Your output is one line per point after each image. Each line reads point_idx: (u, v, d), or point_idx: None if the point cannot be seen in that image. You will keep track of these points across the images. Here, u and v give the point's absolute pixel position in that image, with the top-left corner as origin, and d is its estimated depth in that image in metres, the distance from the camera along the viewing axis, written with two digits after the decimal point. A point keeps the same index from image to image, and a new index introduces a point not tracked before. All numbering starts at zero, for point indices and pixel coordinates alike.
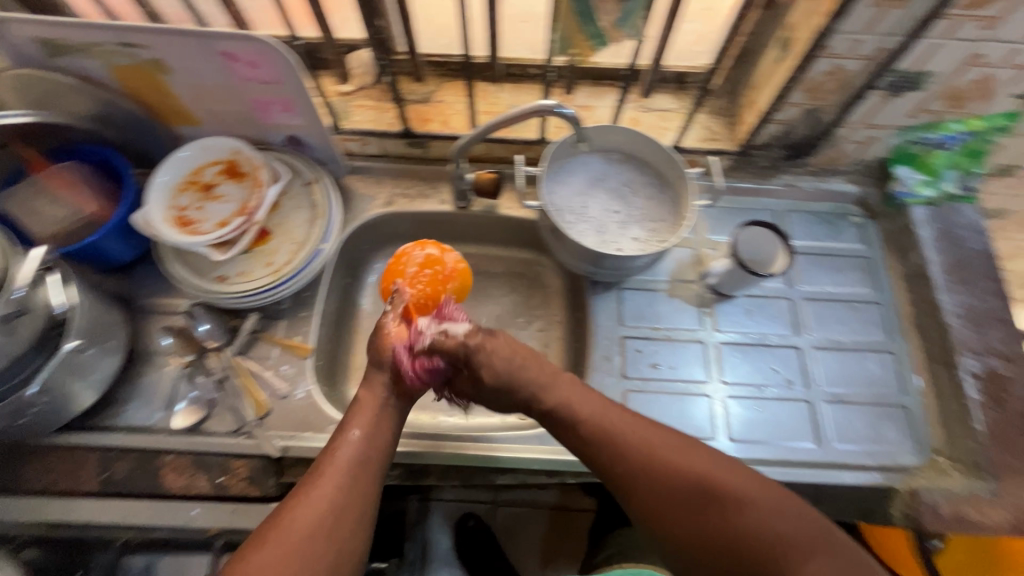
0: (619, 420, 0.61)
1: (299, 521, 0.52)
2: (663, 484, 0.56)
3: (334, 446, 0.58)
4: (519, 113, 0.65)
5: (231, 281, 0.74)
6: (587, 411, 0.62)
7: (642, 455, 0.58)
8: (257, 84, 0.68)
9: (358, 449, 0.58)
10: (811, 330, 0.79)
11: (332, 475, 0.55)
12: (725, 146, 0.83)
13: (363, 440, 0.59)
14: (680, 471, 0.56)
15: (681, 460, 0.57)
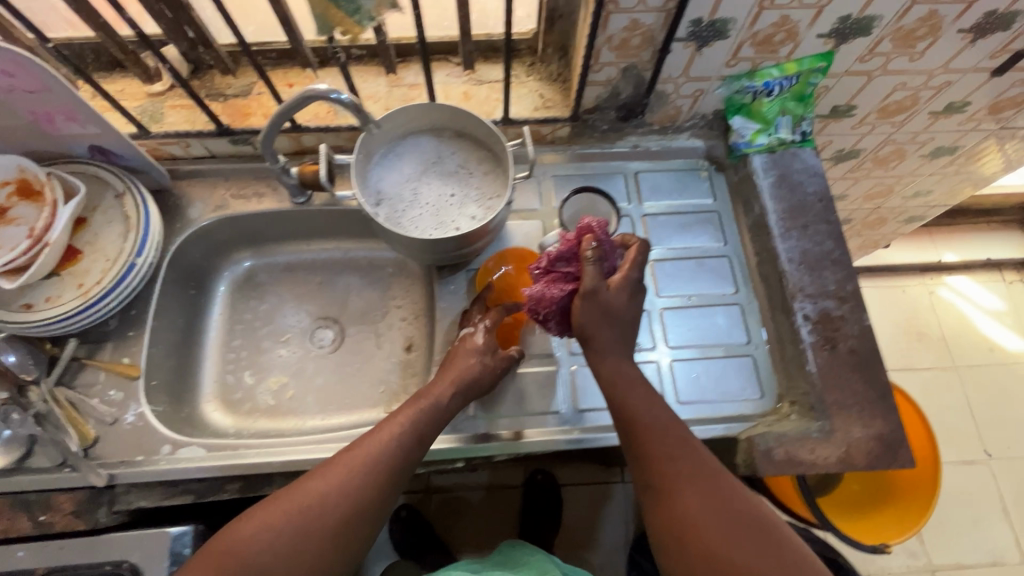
0: (673, 429, 0.59)
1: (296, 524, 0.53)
2: (681, 507, 0.54)
3: (367, 438, 0.58)
4: (296, 99, 0.63)
5: (38, 308, 0.69)
6: (652, 406, 0.60)
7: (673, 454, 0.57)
8: (24, 94, 0.63)
9: (387, 460, 0.57)
10: (661, 291, 0.79)
11: (348, 486, 0.55)
12: (559, 113, 0.81)
13: (397, 445, 0.58)
14: (705, 502, 0.54)
15: (714, 497, 0.54)
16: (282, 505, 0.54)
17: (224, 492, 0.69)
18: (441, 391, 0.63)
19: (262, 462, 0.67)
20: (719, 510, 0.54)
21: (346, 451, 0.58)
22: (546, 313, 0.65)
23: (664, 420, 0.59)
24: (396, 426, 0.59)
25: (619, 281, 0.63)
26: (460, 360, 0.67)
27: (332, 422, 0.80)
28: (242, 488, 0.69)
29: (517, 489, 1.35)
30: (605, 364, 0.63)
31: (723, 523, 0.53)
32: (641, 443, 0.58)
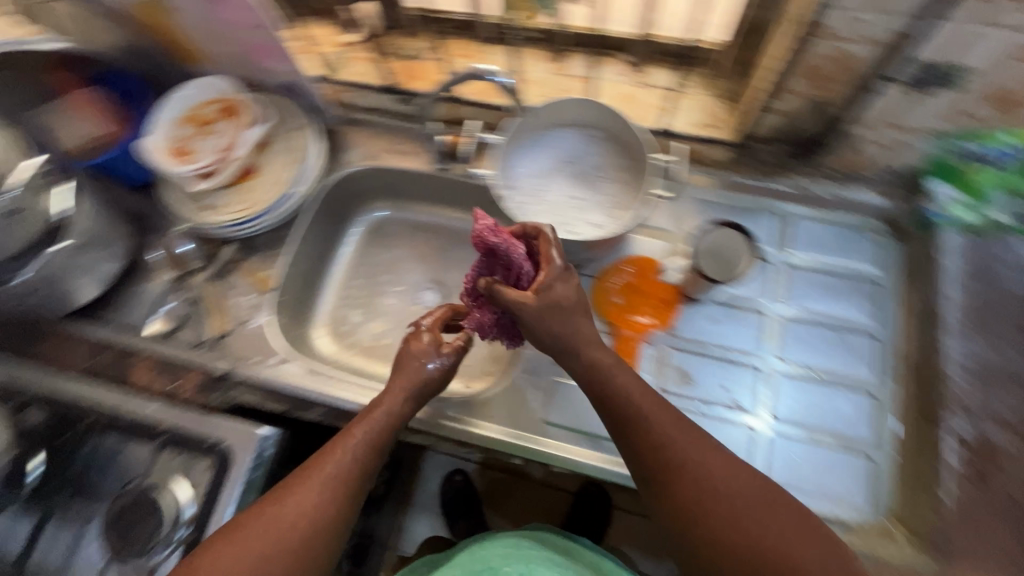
0: (663, 414, 0.56)
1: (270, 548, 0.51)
2: (688, 501, 0.52)
3: (325, 457, 0.58)
4: (459, 76, 0.67)
5: (216, 212, 0.81)
6: (636, 393, 0.58)
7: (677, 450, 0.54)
8: (247, 28, 0.72)
9: (351, 468, 0.57)
10: (784, 353, 0.70)
11: (317, 492, 0.55)
12: (722, 135, 0.75)
13: (360, 455, 0.58)
14: (716, 492, 0.52)
15: (721, 479, 0.52)
16: (246, 536, 0.52)
17: (308, 413, 0.75)
18: (390, 404, 0.62)
19: (349, 396, 0.74)
20: (730, 494, 0.52)
21: (303, 470, 0.57)
22: (496, 331, 0.69)
23: (652, 405, 0.57)
24: (351, 443, 0.59)
25: (542, 279, 0.59)
26: (408, 367, 0.65)
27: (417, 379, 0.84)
28: (324, 414, 0.75)
29: (567, 494, 1.34)
30: (585, 356, 0.60)
31: (735, 511, 0.51)
32: (634, 439, 0.56)
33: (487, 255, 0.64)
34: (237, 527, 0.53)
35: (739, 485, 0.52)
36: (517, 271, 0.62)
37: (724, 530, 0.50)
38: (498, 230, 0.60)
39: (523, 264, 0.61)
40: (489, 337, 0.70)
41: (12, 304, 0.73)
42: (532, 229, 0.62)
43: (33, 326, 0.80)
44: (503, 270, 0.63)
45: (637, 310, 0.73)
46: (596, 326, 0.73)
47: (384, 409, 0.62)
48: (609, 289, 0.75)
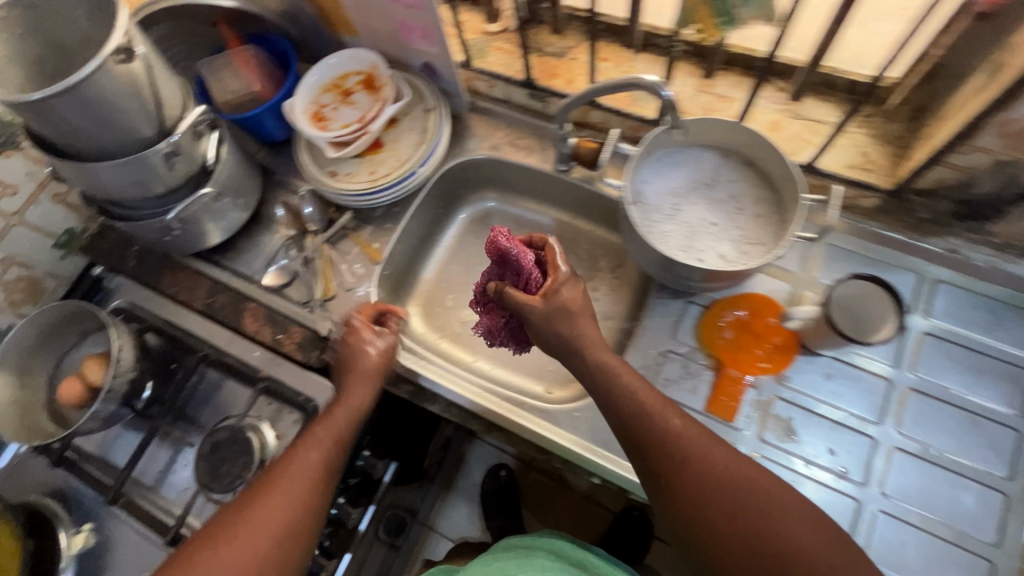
0: (668, 417, 0.60)
1: (266, 530, 0.59)
2: (692, 490, 0.56)
3: (299, 449, 0.64)
4: (618, 82, 0.60)
5: (339, 179, 0.83)
6: (642, 395, 0.62)
7: (682, 443, 0.58)
8: (404, 7, 0.74)
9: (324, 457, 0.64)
10: (903, 427, 0.65)
11: (297, 479, 0.62)
12: (876, 181, 0.69)
13: (329, 448, 0.65)
14: (719, 484, 0.56)
15: (722, 472, 0.57)
16: (241, 523, 0.59)
17: (397, 386, 0.77)
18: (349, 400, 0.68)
19: (439, 380, 0.75)
20: (733, 485, 0.56)
21: (280, 465, 0.63)
22: (505, 336, 0.74)
23: (656, 405, 0.61)
24: (317, 435, 0.65)
25: (551, 284, 0.66)
26: (365, 359, 0.71)
27: (500, 374, 0.85)
28: (412, 393, 0.77)
29: (609, 512, 1.31)
30: (600, 357, 0.65)
31: (736, 501, 0.55)
32: (640, 435, 0.60)
33: (497, 262, 0.69)
34: (228, 520, 0.59)
35: (741, 477, 0.56)
36: (526, 278, 0.68)
37: (724, 516, 0.55)
38: (514, 239, 0.67)
39: (533, 270, 0.68)
40: (498, 340, 0.76)
41: (156, 236, 0.81)
42: (540, 242, 0.70)
43: (164, 261, 0.87)
44: (514, 277, 0.69)
45: (749, 351, 0.69)
46: (699, 359, 0.70)
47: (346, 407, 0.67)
48: (720, 324, 0.71)
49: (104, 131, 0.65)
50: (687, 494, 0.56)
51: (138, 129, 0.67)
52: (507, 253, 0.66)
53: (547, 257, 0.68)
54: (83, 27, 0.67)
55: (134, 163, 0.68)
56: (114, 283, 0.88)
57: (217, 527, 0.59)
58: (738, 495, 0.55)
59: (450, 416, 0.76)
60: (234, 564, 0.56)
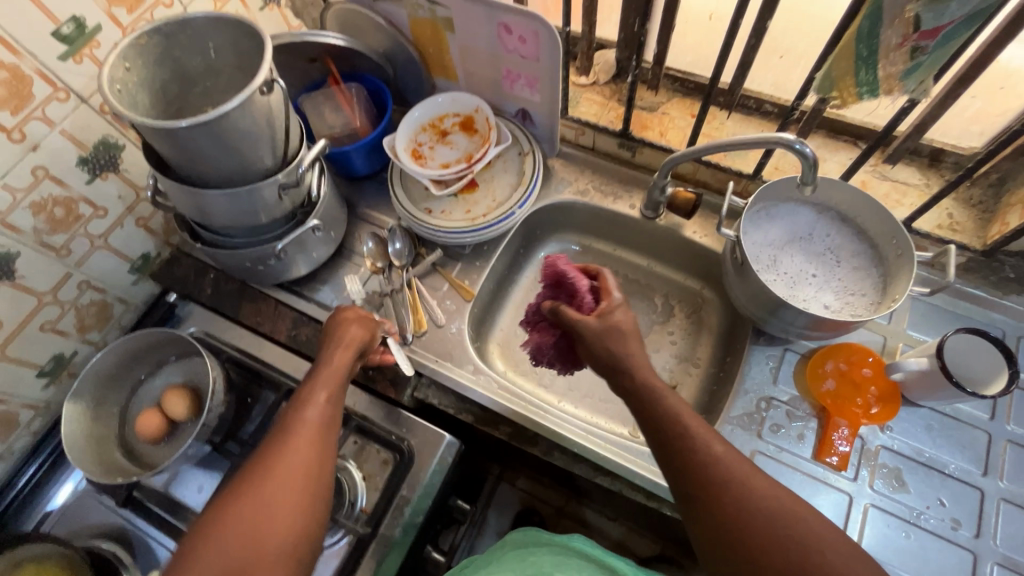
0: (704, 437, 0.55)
1: (281, 495, 0.52)
2: (728, 509, 0.51)
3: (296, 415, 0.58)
4: (755, 139, 0.64)
5: (435, 216, 0.84)
6: (684, 414, 0.56)
7: (721, 469, 0.52)
8: (517, 57, 0.78)
9: (322, 424, 0.58)
10: (1006, 478, 0.67)
11: (293, 459, 0.54)
12: (968, 241, 0.73)
13: (327, 410, 0.60)
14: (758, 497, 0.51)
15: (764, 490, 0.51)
16: (251, 489, 0.52)
17: (495, 430, 0.76)
18: (337, 360, 0.64)
19: (539, 421, 0.74)
20: (773, 507, 0.50)
21: (274, 438, 0.57)
22: (549, 357, 0.74)
23: (697, 428, 0.55)
24: (310, 395, 0.60)
25: (604, 305, 0.65)
26: (350, 327, 0.69)
27: (586, 416, 0.84)
28: (509, 433, 0.76)
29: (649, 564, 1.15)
30: (632, 379, 0.60)
31: (780, 520, 0.49)
32: (670, 446, 0.55)
33: (551, 286, 0.73)
34: (224, 501, 0.52)
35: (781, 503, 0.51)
36: (579, 302, 0.68)
37: (766, 535, 0.49)
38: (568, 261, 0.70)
39: (586, 294, 0.67)
40: (543, 362, 0.75)
41: (250, 264, 0.79)
42: (594, 270, 0.70)
43: (242, 291, 0.85)
44: (566, 299, 0.71)
45: (852, 401, 0.71)
46: (803, 408, 0.72)
47: (337, 362, 0.64)
48: (822, 373, 0.73)
49: (227, 159, 0.64)
50: (722, 511, 0.51)
51: (260, 159, 0.67)
52: (563, 276, 0.70)
53: (601, 283, 0.67)
54: (214, 57, 0.67)
55: (249, 192, 0.67)
56: (185, 311, 0.86)
57: (215, 514, 0.51)
58: (781, 515, 0.50)
59: (551, 460, 0.74)
60: (256, 529, 0.50)
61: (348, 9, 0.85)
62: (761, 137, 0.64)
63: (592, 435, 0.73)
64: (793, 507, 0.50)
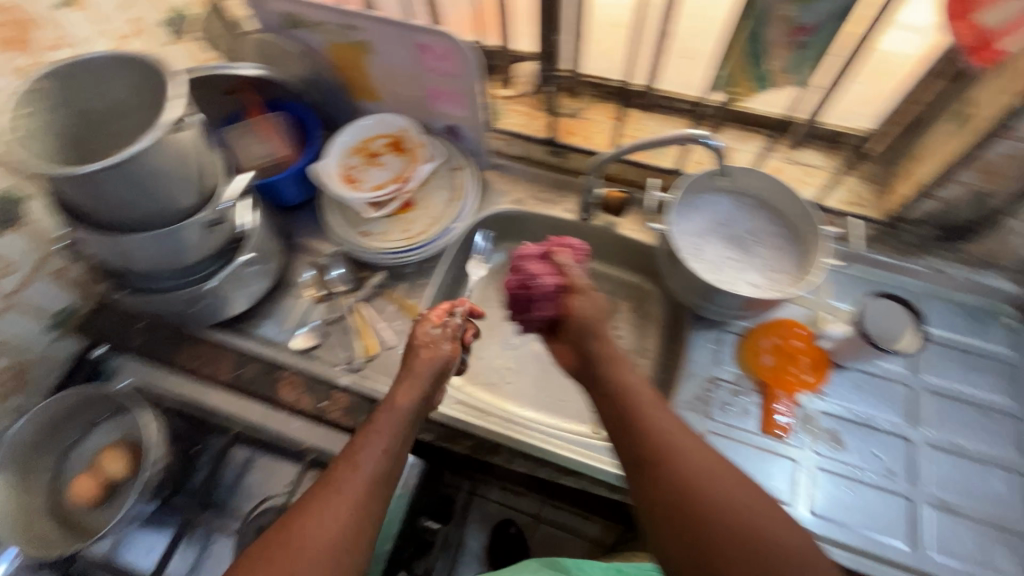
0: (660, 412, 0.56)
1: (320, 532, 0.49)
2: (679, 475, 0.49)
3: (356, 455, 0.55)
4: (664, 138, 0.68)
5: (373, 238, 0.84)
6: (638, 391, 0.58)
7: (665, 438, 0.52)
8: (438, 75, 0.79)
9: (381, 469, 0.55)
10: (930, 426, 0.72)
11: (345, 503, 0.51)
12: (870, 214, 0.81)
13: (386, 457, 0.56)
14: (710, 469, 0.49)
15: (721, 464, 0.50)
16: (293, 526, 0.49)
17: (452, 445, 0.75)
18: (408, 394, 0.62)
19: (499, 431, 0.74)
20: (727, 477, 0.49)
21: (328, 476, 0.53)
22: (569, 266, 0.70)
23: (648, 406, 0.56)
24: (376, 437, 0.57)
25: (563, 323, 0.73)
26: (431, 353, 0.67)
27: (547, 420, 0.85)
28: (471, 447, 0.75)
29: None
30: (596, 345, 0.64)
31: (708, 482, 0.48)
32: (630, 420, 0.56)
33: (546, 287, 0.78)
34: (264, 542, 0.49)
35: (736, 474, 0.49)
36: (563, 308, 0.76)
37: (697, 498, 0.47)
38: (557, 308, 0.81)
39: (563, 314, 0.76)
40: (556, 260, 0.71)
41: (181, 306, 0.76)
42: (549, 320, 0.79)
43: (178, 335, 0.80)
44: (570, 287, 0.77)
45: (787, 371, 0.75)
46: (745, 384, 0.76)
47: (406, 397, 0.62)
48: (760, 349, 0.77)
49: (144, 203, 0.62)
50: (671, 472, 0.50)
51: (179, 199, 0.65)
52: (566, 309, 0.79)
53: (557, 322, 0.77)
54: (120, 98, 0.64)
55: (171, 234, 0.65)
56: (113, 365, 0.80)
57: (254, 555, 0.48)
58: (724, 491, 0.48)
59: (515, 467, 0.74)
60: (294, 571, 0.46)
61: (260, 39, 0.83)
62: (671, 134, 0.69)
63: (552, 437, 0.74)
64: (738, 485, 0.48)
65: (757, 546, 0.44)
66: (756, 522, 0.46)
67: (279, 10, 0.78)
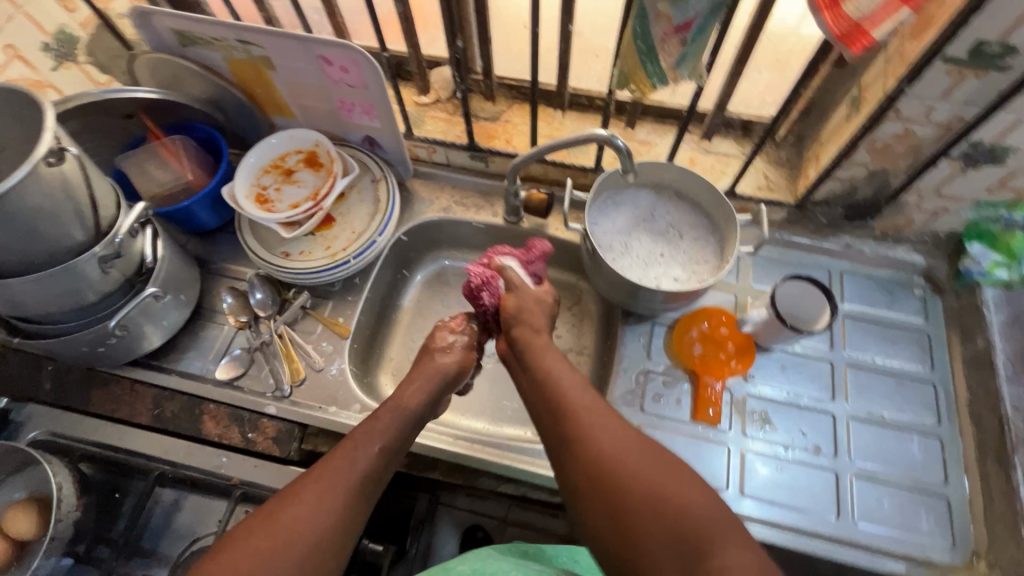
0: (582, 397, 0.60)
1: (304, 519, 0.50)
2: (598, 459, 0.54)
3: (357, 444, 0.56)
4: (574, 138, 0.68)
5: (293, 259, 0.81)
6: (562, 378, 0.63)
7: (590, 421, 0.57)
8: (345, 87, 0.77)
9: (377, 462, 0.57)
10: (851, 398, 0.75)
11: (340, 488, 0.52)
12: (782, 198, 0.82)
13: (383, 457, 0.57)
14: (626, 449, 0.54)
15: (639, 448, 0.54)
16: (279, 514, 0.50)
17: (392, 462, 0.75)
18: (416, 397, 0.63)
19: (434, 446, 0.73)
20: (645, 458, 0.53)
21: (324, 461, 0.55)
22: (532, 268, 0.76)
23: (571, 392, 0.61)
24: (379, 430, 0.58)
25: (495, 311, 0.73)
26: (439, 360, 0.69)
27: (488, 427, 0.84)
28: (409, 463, 0.75)
29: None
30: (521, 334, 0.69)
31: (629, 458, 0.53)
32: (560, 409, 0.60)
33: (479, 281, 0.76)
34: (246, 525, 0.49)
35: (647, 451, 0.54)
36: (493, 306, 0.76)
37: (618, 470, 0.52)
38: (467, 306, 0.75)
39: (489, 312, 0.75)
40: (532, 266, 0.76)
41: (86, 349, 0.70)
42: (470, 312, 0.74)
43: (88, 377, 0.76)
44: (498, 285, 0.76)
45: (715, 359, 0.77)
46: (675, 375, 0.77)
47: (414, 399, 0.63)
48: (688, 339, 0.79)
49: (26, 241, 0.58)
50: (595, 456, 0.54)
51: (68, 235, 0.61)
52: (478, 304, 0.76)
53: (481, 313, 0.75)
54: None
55: (64, 274, 0.61)
56: (24, 415, 0.76)
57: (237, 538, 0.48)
58: (642, 465, 0.53)
59: (452, 481, 0.74)
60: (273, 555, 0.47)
61: (154, 58, 0.79)
62: (585, 133, 0.68)
63: (489, 446, 0.73)
64: (654, 459, 0.53)
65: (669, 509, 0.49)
66: (674, 492, 0.50)
67: (168, 26, 0.74)
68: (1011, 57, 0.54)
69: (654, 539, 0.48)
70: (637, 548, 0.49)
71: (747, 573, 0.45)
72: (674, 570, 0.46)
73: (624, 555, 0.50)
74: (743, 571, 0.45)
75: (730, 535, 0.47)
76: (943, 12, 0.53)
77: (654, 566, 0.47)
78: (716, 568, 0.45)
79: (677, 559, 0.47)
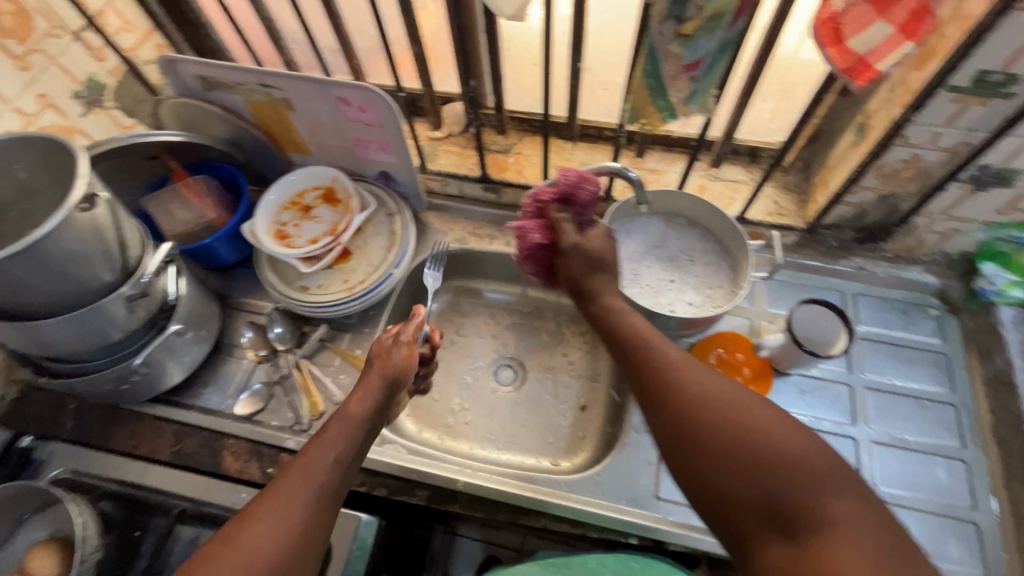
0: (663, 346, 0.56)
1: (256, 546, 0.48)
2: (688, 408, 0.50)
3: (309, 460, 0.54)
4: (588, 168, 0.69)
5: (312, 292, 0.83)
6: (640, 329, 0.59)
7: (676, 370, 0.53)
8: (362, 125, 0.79)
9: (333, 472, 0.54)
10: (871, 422, 0.74)
11: (298, 510, 0.51)
12: (793, 222, 0.84)
13: (337, 470, 0.55)
14: (717, 401, 0.49)
15: (734, 397, 0.50)
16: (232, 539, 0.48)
17: (412, 497, 0.74)
18: (364, 404, 0.60)
19: (453, 479, 0.73)
20: (728, 410, 0.49)
21: (276, 480, 0.53)
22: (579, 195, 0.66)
23: (654, 339, 0.57)
24: (328, 443, 0.56)
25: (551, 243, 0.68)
26: (383, 363, 0.65)
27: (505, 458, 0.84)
28: (428, 497, 0.74)
29: None
30: (599, 304, 0.64)
31: (721, 407, 0.49)
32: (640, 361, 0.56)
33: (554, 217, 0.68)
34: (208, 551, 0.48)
35: (739, 396, 0.50)
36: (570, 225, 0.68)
37: (712, 421, 0.48)
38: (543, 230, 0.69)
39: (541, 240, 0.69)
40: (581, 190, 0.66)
41: (110, 386, 0.71)
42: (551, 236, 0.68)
43: (111, 414, 0.78)
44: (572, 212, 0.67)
45: None
46: None
47: (360, 406, 0.60)
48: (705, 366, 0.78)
49: (57, 283, 0.59)
50: (675, 406, 0.51)
51: (98, 276, 0.63)
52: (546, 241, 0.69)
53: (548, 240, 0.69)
54: (27, 179, 0.62)
55: (91, 313, 0.62)
56: (46, 453, 0.77)
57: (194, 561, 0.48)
58: (733, 414, 0.48)
59: (473, 514, 0.73)
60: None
61: (179, 102, 0.82)
62: (598, 165, 0.70)
63: (508, 478, 0.73)
64: (750, 405, 0.49)
65: (773, 461, 0.45)
66: (775, 442, 0.46)
67: (193, 72, 0.77)
68: (1013, 85, 0.56)
69: (751, 492, 0.45)
70: (738, 503, 0.46)
71: (857, 518, 0.42)
72: (779, 525, 0.44)
73: (721, 509, 0.47)
74: (850, 518, 0.42)
75: (833, 480, 0.44)
76: (944, 42, 0.55)
77: (755, 520, 0.45)
78: (821, 521, 0.43)
79: (775, 513, 0.44)
